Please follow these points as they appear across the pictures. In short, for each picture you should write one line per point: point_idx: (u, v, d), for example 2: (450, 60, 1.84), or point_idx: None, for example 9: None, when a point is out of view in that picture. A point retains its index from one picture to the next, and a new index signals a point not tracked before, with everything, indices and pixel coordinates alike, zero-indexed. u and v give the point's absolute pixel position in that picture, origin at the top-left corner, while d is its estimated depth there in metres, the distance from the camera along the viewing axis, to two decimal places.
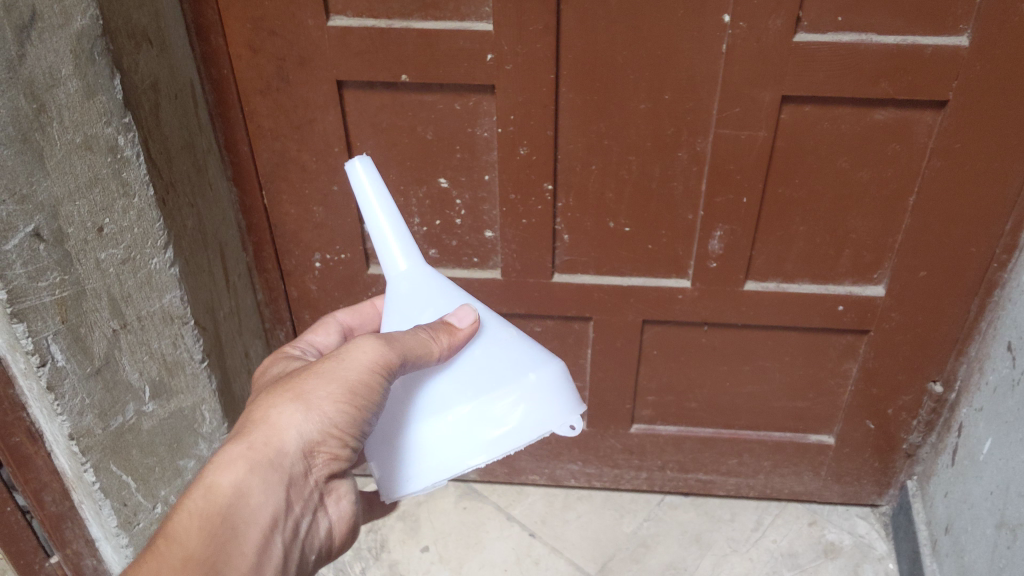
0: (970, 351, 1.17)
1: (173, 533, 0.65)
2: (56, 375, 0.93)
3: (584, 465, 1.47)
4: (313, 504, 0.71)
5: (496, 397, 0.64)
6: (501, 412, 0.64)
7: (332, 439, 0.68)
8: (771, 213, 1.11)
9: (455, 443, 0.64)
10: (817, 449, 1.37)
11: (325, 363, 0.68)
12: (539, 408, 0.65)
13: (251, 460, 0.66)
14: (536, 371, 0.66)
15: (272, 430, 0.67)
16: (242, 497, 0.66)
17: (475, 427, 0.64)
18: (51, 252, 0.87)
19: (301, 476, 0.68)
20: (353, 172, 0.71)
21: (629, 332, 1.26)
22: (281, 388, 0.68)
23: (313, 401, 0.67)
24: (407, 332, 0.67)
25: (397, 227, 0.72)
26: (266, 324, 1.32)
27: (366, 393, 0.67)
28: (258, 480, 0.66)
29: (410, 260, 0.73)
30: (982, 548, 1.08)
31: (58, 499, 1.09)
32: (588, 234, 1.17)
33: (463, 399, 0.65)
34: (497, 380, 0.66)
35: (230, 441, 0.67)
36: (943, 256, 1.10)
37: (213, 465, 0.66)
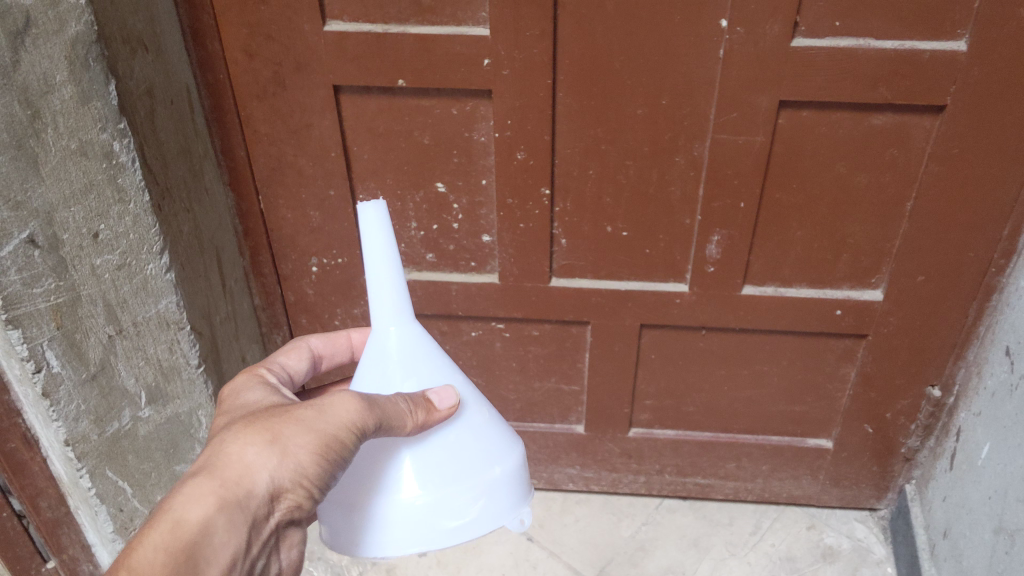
0: (969, 355, 1.17)
1: (133, 568, 0.61)
2: (51, 381, 0.93)
3: (582, 468, 1.46)
4: (267, 549, 0.68)
5: (463, 489, 0.71)
6: (465, 506, 0.71)
7: (300, 489, 0.67)
8: (769, 218, 1.11)
9: (418, 522, 0.70)
10: (816, 453, 1.36)
11: (302, 411, 0.67)
12: (494, 504, 0.73)
13: (220, 500, 0.64)
14: (499, 465, 0.74)
15: (245, 471, 0.65)
16: (208, 535, 0.63)
17: (439, 517, 0.70)
18: (45, 259, 0.87)
19: (264, 520, 0.66)
20: (363, 216, 0.70)
21: (627, 337, 1.26)
22: (255, 429, 0.66)
23: (287, 447, 0.66)
24: (392, 401, 0.69)
25: (395, 277, 0.72)
26: (263, 329, 1.31)
27: (339, 449, 0.66)
28: (224, 522, 0.64)
29: (398, 313, 0.74)
30: (981, 553, 1.08)
31: (55, 505, 1.09)
32: (586, 239, 1.16)
33: (433, 483, 0.70)
34: (464, 471, 0.72)
35: (203, 476, 0.65)
36: (941, 260, 1.10)
37: (181, 500, 0.63)
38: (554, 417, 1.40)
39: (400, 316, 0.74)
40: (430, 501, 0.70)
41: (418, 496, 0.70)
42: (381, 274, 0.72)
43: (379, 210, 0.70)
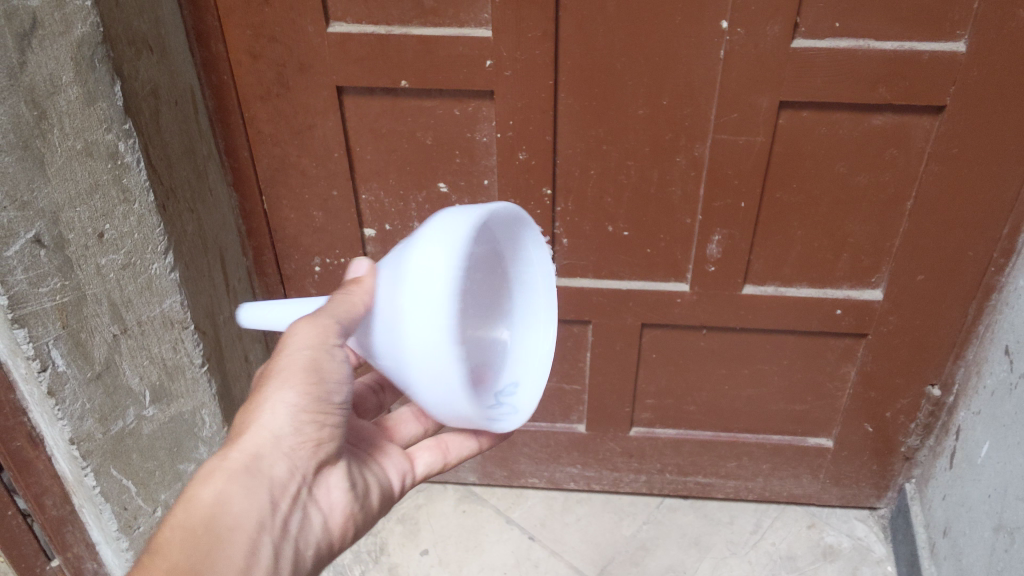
0: (969, 354, 1.18)
1: (156, 553, 0.66)
2: (56, 380, 0.93)
3: (583, 468, 1.47)
4: (302, 501, 0.73)
5: (412, 257, 0.64)
6: (424, 262, 0.62)
7: (302, 424, 0.71)
8: (769, 217, 1.11)
9: (425, 318, 0.61)
10: (816, 451, 1.37)
11: (272, 356, 0.72)
12: (451, 239, 0.62)
13: (228, 469, 0.70)
14: (426, 224, 0.66)
15: (247, 435, 0.71)
16: (225, 505, 0.68)
17: (420, 290, 0.62)
18: (51, 258, 0.87)
19: (282, 473, 0.71)
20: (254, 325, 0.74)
21: (628, 336, 1.27)
22: (252, 394, 0.73)
23: (274, 394, 0.71)
24: (323, 302, 0.73)
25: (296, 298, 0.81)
26: (266, 328, 1.32)
27: (320, 366, 0.71)
28: (237, 486, 0.69)
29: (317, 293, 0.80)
30: (980, 551, 1.08)
31: (60, 503, 1.09)
32: (587, 238, 1.17)
33: (398, 290, 0.65)
34: (404, 254, 0.66)
35: (212, 461, 0.71)
36: (940, 259, 1.11)
37: (193, 486, 0.69)
38: (555, 416, 1.41)
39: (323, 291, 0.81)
40: (409, 294, 0.62)
41: (404, 306, 0.63)
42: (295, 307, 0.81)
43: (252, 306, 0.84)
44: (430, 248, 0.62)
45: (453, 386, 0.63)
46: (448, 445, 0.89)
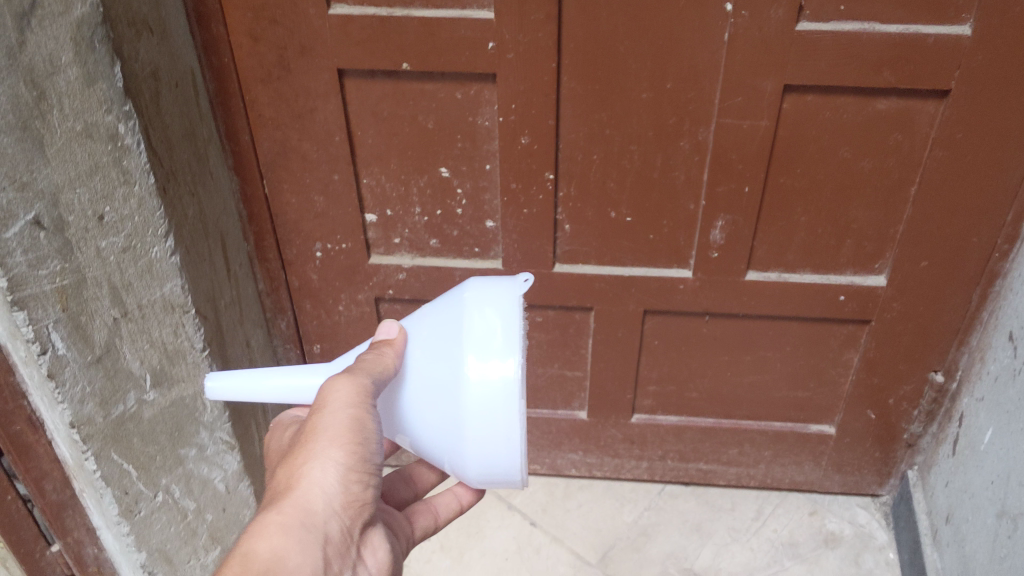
0: (972, 341, 1.17)
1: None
2: (57, 363, 0.92)
3: (585, 454, 1.47)
4: (352, 559, 0.69)
5: (467, 321, 0.70)
6: (484, 329, 0.69)
7: (353, 480, 0.69)
8: (773, 203, 1.11)
9: (489, 380, 0.68)
10: (818, 438, 1.37)
11: (312, 418, 0.70)
12: (505, 308, 0.70)
13: (281, 524, 0.66)
14: (471, 292, 0.72)
15: (296, 490, 0.67)
16: (282, 560, 0.64)
17: (483, 354, 0.68)
18: (51, 240, 0.87)
19: (335, 530, 0.68)
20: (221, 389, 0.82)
21: (629, 322, 1.26)
22: (294, 452, 0.70)
23: (323, 452, 0.68)
24: (356, 361, 0.73)
25: (280, 373, 0.81)
26: (267, 314, 1.31)
27: (361, 427, 0.69)
28: (293, 541, 0.65)
29: (309, 373, 0.80)
30: (983, 538, 1.08)
31: (60, 488, 1.09)
32: (589, 224, 1.16)
33: (450, 351, 0.71)
34: (455, 321, 0.72)
35: (264, 516, 0.67)
36: (943, 245, 1.10)
37: (246, 540, 0.65)
38: (557, 403, 1.40)
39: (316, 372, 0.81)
40: (469, 356, 0.69)
41: (462, 367, 0.69)
42: (274, 381, 0.81)
43: (217, 373, 0.83)
44: (491, 317, 0.70)
45: (502, 444, 0.69)
46: (437, 509, 0.89)
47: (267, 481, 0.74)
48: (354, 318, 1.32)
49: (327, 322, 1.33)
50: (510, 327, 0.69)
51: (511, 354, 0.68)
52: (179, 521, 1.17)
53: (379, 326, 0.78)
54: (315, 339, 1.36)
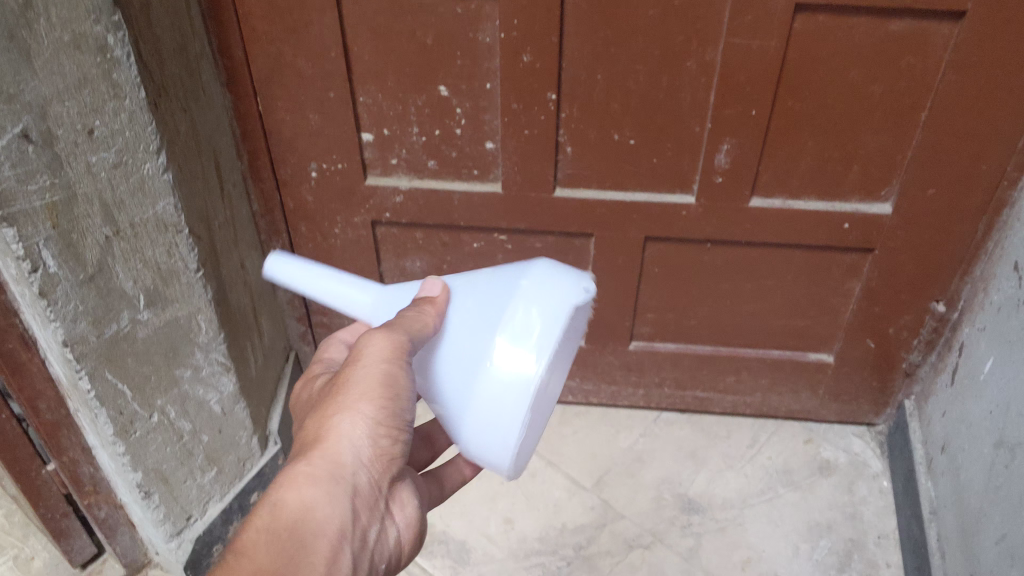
0: (976, 270, 1.16)
1: (240, 555, 0.64)
2: (48, 282, 0.90)
3: (582, 381, 1.46)
4: (379, 511, 0.72)
5: (509, 311, 0.65)
6: (523, 319, 0.64)
7: (382, 434, 0.71)
8: (779, 127, 1.08)
9: (512, 376, 0.64)
10: (816, 367, 1.36)
11: (346, 370, 0.71)
12: (551, 308, 0.64)
13: (311, 475, 0.69)
14: (526, 274, 0.67)
15: (326, 441, 0.70)
16: (309, 510, 0.67)
17: (514, 350, 0.64)
18: (40, 155, 0.84)
19: (362, 482, 0.70)
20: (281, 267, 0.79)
21: (630, 248, 1.24)
22: (326, 403, 0.72)
23: (354, 406, 0.70)
24: (396, 317, 0.70)
25: (334, 277, 0.78)
26: (263, 236, 1.29)
27: (393, 383, 0.70)
28: (321, 492, 0.68)
29: (358, 290, 0.78)
30: (979, 467, 1.08)
31: (54, 407, 1.08)
32: (592, 147, 1.14)
33: (483, 331, 0.67)
34: (500, 300, 0.67)
35: (294, 465, 0.69)
36: (951, 172, 1.08)
37: (275, 489, 0.68)
38: None
39: (365, 290, 0.78)
40: (500, 344, 0.64)
41: (490, 354, 0.65)
42: (325, 285, 0.78)
43: (277, 256, 0.80)
44: (535, 308, 0.64)
45: (505, 444, 0.65)
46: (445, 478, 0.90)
47: (300, 424, 0.76)
48: (351, 241, 1.30)
49: (323, 244, 1.31)
50: (551, 323, 0.64)
51: (541, 353, 0.63)
52: (176, 442, 1.17)
53: (426, 281, 0.74)
54: None
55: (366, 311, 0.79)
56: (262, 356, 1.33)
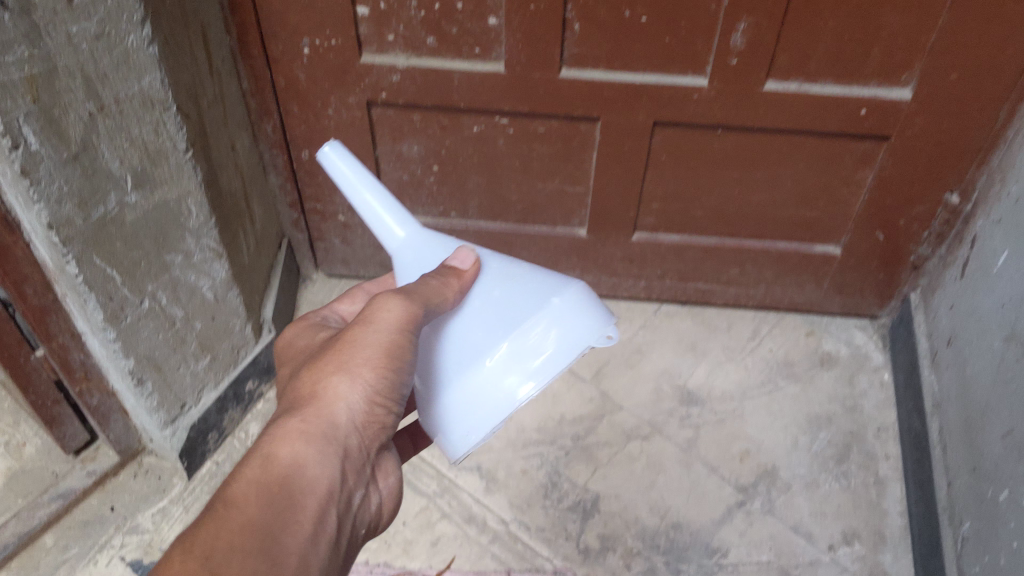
0: (993, 160, 1.13)
1: (229, 503, 0.60)
2: (30, 160, 0.85)
3: (582, 273, 1.44)
4: (365, 479, 0.70)
5: (531, 321, 0.65)
6: (536, 340, 0.64)
7: (379, 402, 0.69)
8: (801, 5, 1.02)
9: (500, 388, 0.64)
10: (822, 259, 1.34)
11: (350, 333, 0.70)
12: (569, 336, 0.64)
13: (306, 432, 0.66)
14: (556, 295, 0.66)
15: (323, 401, 0.68)
16: (303, 467, 0.64)
17: (520, 359, 0.63)
18: (16, 23, 0.78)
19: (352, 447, 0.68)
20: (330, 160, 0.75)
21: (637, 135, 1.20)
22: (322, 362, 0.69)
23: (356, 369, 0.68)
24: (421, 283, 0.69)
25: (385, 196, 0.75)
26: (253, 117, 1.23)
27: (399, 353, 0.68)
28: (315, 451, 0.65)
29: (402, 223, 0.75)
30: (987, 361, 1.07)
31: (41, 292, 1.03)
32: (601, 26, 1.08)
33: (491, 332, 0.66)
34: (520, 309, 0.67)
35: (286, 422, 0.66)
36: (977, 56, 1.03)
37: (266, 441, 0.64)
38: (556, 220, 1.36)
39: (407, 226, 0.76)
40: (503, 353, 0.64)
41: (489, 355, 0.65)
42: (370, 198, 0.75)
43: (341, 150, 0.76)
44: (550, 337, 0.64)
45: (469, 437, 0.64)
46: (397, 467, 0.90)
47: (286, 386, 0.74)
48: (345, 123, 1.24)
49: (316, 128, 1.25)
50: (559, 357, 0.63)
51: (540, 377, 0.62)
52: (167, 329, 1.14)
53: (460, 251, 0.73)
54: (302, 145, 1.28)
55: (395, 245, 0.76)
56: (254, 243, 1.30)
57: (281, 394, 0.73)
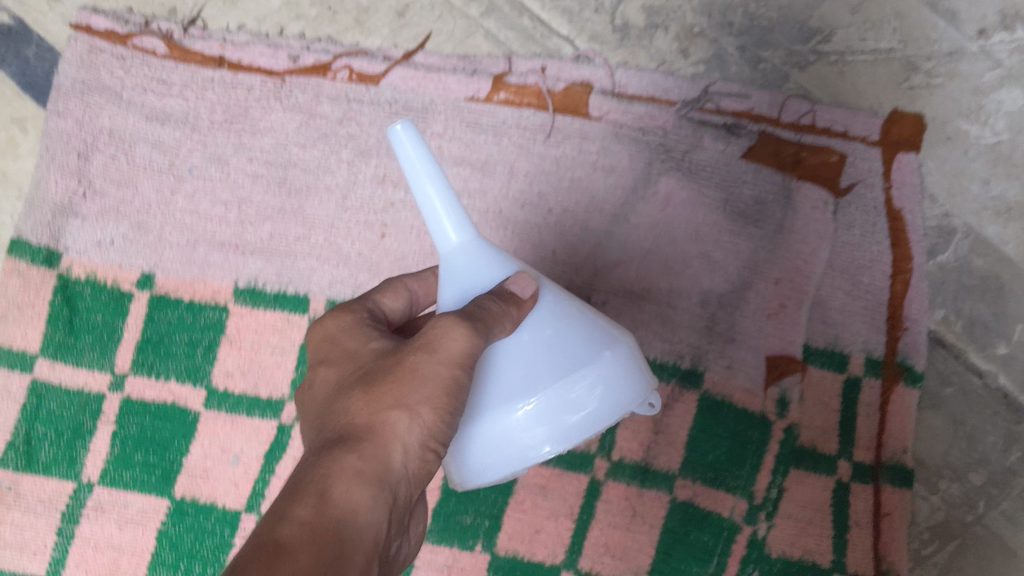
0: None
1: (282, 551, 0.42)
2: None
3: None
4: (403, 532, 0.52)
5: (576, 375, 0.48)
6: (580, 393, 0.48)
7: (438, 449, 0.49)
8: None
9: (526, 437, 0.48)
10: None
11: (405, 357, 0.49)
12: (609, 399, 0.49)
13: (362, 475, 0.46)
14: (609, 348, 0.50)
15: (379, 439, 0.47)
16: (359, 519, 0.46)
17: (552, 419, 0.48)
18: None
19: (403, 502, 0.49)
20: (396, 140, 0.51)
21: None
22: (376, 385, 0.49)
23: (415, 405, 0.47)
24: (479, 305, 0.49)
25: (444, 188, 0.52)
26: None
27: (462, 397, 0.48)
28: (373, 499, 0.46)
29: (455, 221, 0.53)
30: None
31: None
32: None
33: (526, 366, 0.49)
34: (564, 346, 0.50)
35: (340, 456, 0.47)
36: None
37: (315, 481, 0.46)
38: None
39: (462, 226, 0.53)
40: (539, 397, 0.48)
41: (522, 397, 0.48)
42: (433, 196, 0.52)
43: (413, 135, 0.50)
44: (596, 392, 0.48)
45: (473, 470, 0.50)
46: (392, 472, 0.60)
47: (318, 405, 0.52)
48: None
49: None
50: (602, 417, 0.49)
51: (563, 442, 0.48)
52: None
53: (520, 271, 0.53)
54: None
55: (443, 248, 0.54)
56: None
57: (313, 417, 0.52)
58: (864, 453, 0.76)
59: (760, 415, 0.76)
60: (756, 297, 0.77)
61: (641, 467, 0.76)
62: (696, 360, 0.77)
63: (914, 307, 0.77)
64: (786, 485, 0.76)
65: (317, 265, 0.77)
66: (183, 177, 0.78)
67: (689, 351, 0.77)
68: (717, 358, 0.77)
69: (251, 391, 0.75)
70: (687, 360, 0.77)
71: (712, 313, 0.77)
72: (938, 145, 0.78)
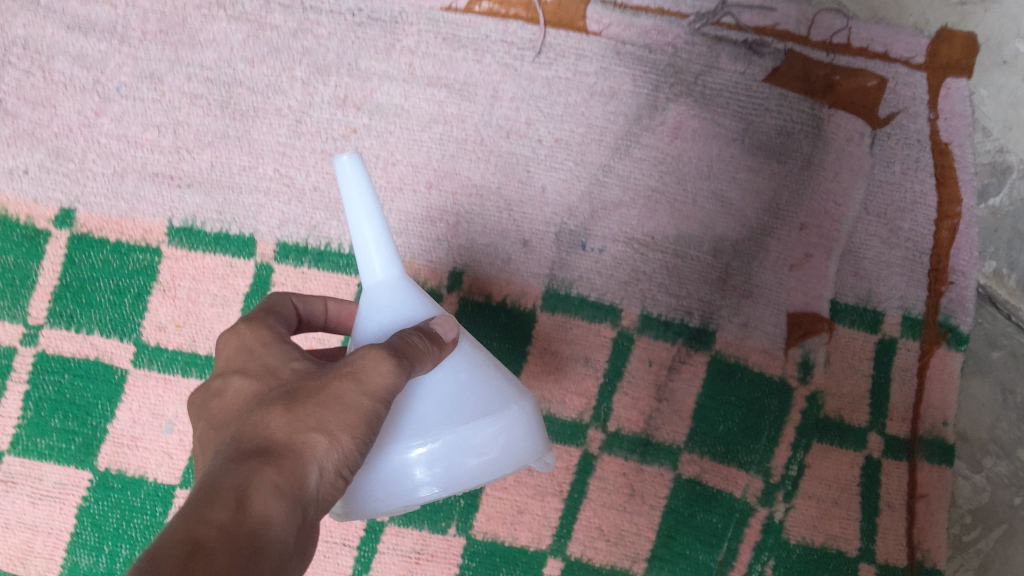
0: None
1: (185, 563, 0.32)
2: None
3: None
4: None
5: (484, 423, 0.42)
6: (486, 441, 0.42)
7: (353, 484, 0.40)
8: None
9: (415, 482, 0.42)
10: None
11: (328, 379, 0.40)
12: (512, 457, 0.43)
13: (281, 491, 0.37)
14: (519, 402, 0.45)
15: (298, 458, 0.38)
16: (276, 542, 0.35)
17: (448, 464, 0.42)
18: None
19: (310, 537, 0.39)
20: (340, 170, 0.45)
21: None
22: (293, 403, 0.40)
23: (337, 433, 0.39)
24: (401, 338, 0.43)
25: (382, 225, 0.46)
26: None
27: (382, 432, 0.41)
28: (291, 523, 0.37)
29: (383, 254, 0.47)
30: None
31: None
32: None
33: (434, 407, 0.43)
34: (473, 391, 0.44)
35: (257, 468, 0.37)
36: None
37: (226, 489, 0.36)
38: None
39: (391, 263, 0.47)
40: (441, 439, 0.42)
41: (422, 437, 0.42)
42: (368, 233, 0.46)
43: (357, 166, 0.45)
44: (502, 442, 0.43)
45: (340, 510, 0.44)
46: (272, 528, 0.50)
47: (218, 420, 0.42)
48: None
49: None
50: (501, 469, 0.43)
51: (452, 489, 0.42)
52: None
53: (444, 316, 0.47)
54: None
55: (366, 288, 0.48)
56: None
57: (212, 435, 0.42)
58: (899, 425, 0.66)
59: (780, 380, 0.66)
60: (777, 245, 0.66)
61: (641, 439, 0.66)
62: (707, 318, 0.66)
63: (963, 257, 0.66)
64: (808, 461, 0.66)
65: (265, 201, 0.66)
66: (109, 97, 0.67)
67: (699, 308, 0.66)
68: (731, 315, 0.66)
69: (187, 347, 0.66)
70: (696, 317, 0.66)
71: (726, 263, 0.66)
72: (993, 69, 0.66)
